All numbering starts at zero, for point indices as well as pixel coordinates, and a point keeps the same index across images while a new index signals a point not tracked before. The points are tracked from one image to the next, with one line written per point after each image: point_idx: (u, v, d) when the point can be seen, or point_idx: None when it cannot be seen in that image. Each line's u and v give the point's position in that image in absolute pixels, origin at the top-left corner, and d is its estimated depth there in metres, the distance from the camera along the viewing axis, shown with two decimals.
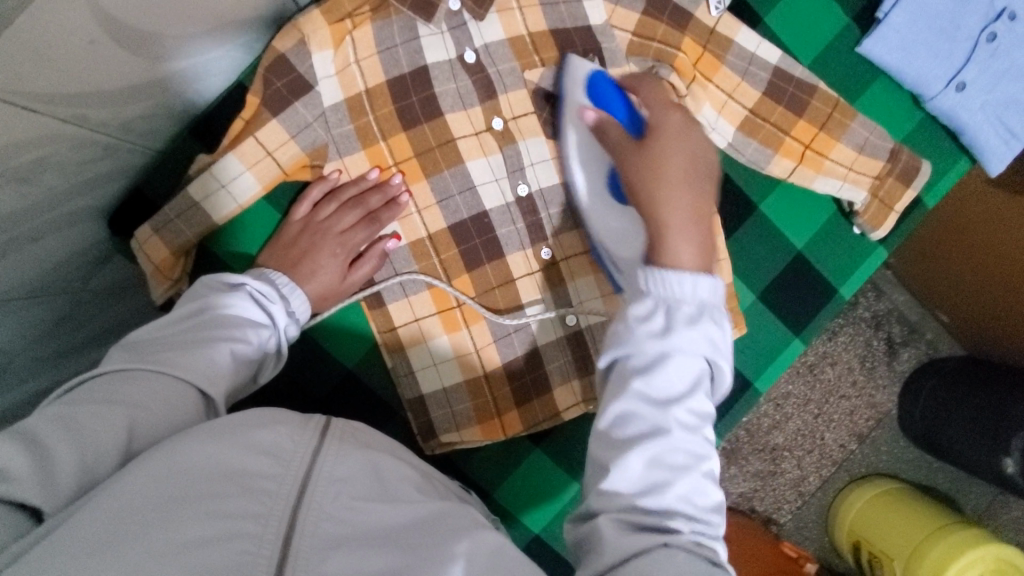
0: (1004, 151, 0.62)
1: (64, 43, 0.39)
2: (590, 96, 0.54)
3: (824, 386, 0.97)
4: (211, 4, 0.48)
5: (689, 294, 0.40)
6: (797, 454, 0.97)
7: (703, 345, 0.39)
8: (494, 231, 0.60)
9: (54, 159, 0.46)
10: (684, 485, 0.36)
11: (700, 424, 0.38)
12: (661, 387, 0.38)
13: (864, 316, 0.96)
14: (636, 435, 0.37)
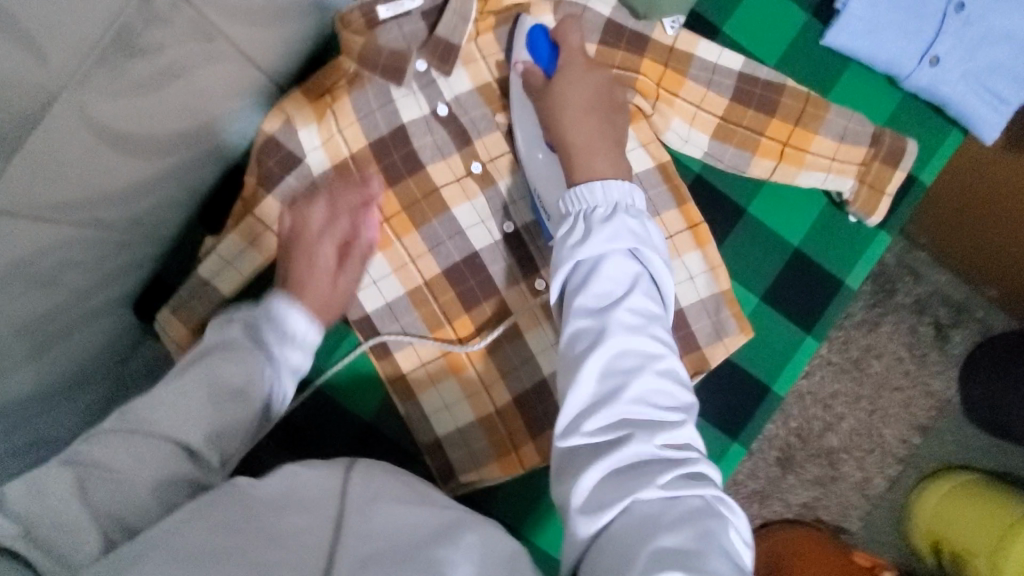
0: (995, 117, 0.61)
1: (69, 158, 0.44)
2: (529, 52, 0.57)
3: (874, 380, 0.93)
4: (199, 101, 0.53)
5: (603, 200, 0.48)
6: (856, 456, 0.93)
7: (624, 243, 0.45)
8: (487, 269, 0.62)
9: (76, 260, 0.51)
10: (637, 381, 0.41)
11: (645, 322, 0.43)
12: (598, 293, 0.44)
13: (906, 303, 0.92)
14: (587, 346, 0.43)
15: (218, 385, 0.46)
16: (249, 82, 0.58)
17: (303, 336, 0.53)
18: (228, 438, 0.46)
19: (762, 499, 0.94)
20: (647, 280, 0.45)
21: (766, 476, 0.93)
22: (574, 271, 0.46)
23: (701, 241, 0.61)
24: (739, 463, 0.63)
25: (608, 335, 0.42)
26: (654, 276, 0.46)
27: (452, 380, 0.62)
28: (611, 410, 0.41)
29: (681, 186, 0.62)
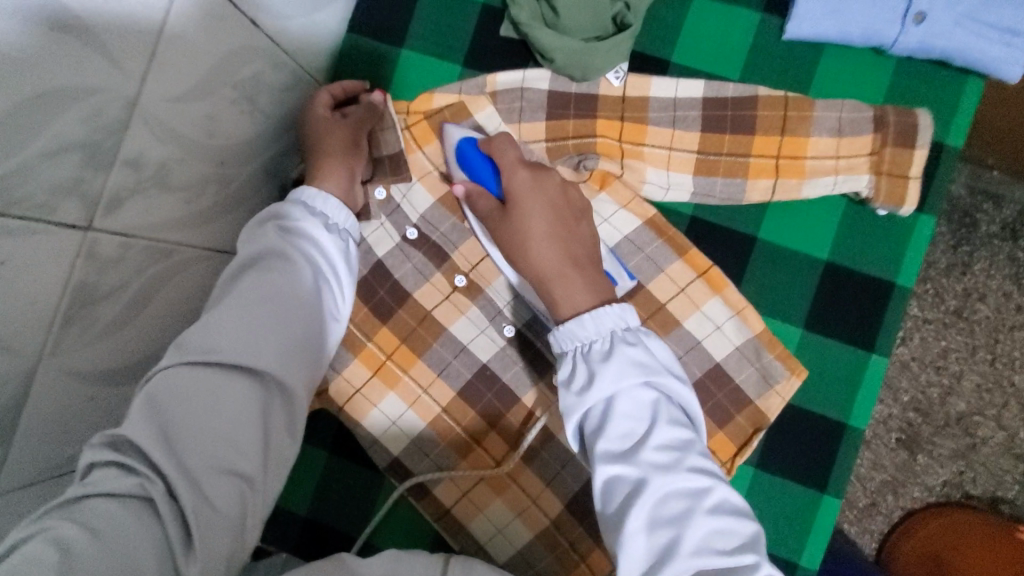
0: (1011, 53, 0.52)
1: (65, 413, 0.45)
2: (463, 168, 0.55)
3: (985, 325, 0.82)
4: (179, 306, 0.53)
5: (598, 334, 0.45)
6: (991, 414, 0.82)
7: (631, 375, 0.43)
8: (501, 378, 0.59)
9: None
10: (691, 531, 0.39)
11: (677, 455, 0.41)
12: (620, 437, 0.42)
13: (994, 233, 0.83)
14: (627, 501, 0.40)
15: (268, 287, 0.45)
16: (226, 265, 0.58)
17: (323, 239, 0.51)
18: (292, 351, 0.45)
19: (897, 490, 0.83)
20: (668, 406, 0.43)
21: (893, 463, 0.83)
22: (587, 414, 0.44)
23: (718, 287, 0.55)
24: (836, 515, 0.55)
25: (645, 484, 0.40)
26: (673, 399, 0.44)
27: (498, 502, 0.59)
28: (674, 572, 0.38)
29: (678, 235, 0.57)
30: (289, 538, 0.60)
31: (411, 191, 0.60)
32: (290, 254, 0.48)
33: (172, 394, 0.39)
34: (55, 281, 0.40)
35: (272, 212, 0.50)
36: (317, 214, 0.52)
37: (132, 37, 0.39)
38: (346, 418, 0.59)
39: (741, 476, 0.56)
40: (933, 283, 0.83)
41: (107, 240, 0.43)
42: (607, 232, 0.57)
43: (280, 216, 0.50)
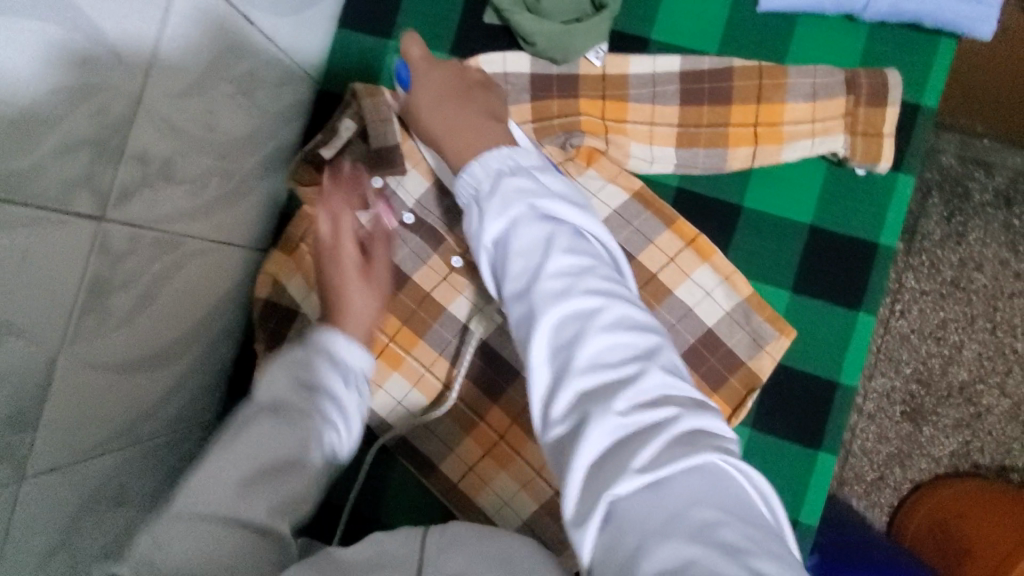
0: (979, 12, 0.54)
1: (88, 399, 0.47)
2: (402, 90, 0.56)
3: (984, 294, 0.85)
4: (191, 298, 0.56)
5: (486, 174, 0.47)
6: (994, 383, 0.85)
7: (523, 209, 0.43)
8: (500, 353, 0.61)
9: (131, 476, 0.56)
10: (583, 342, 0.37)
11: (573, 276, 0.39)
12: (519, 272, 0.41)
13: (987, 200, 0.86)
14: (519, 315, 0.40)
15: (282, 458, 0.40)
16: (231, 258, 0.61)
17: (349, 406, 0.45)
18: (282, 450, 0.40)
19: (903, 462, 0.86)
20: (563, 234, 0.42)
21: (897, 434, 0.86)
22: (494, 258, 0.44)
23: (705, 254, 0.57)
24: (831, 477, 0.56)
25: (540, 313, 0.38)
26: (572, 229, 0.42)
27: (503, 476, 0.60)
28: (570, 390, 0.36)
29: (663, 206, 0.59)
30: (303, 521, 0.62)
31: (405, 179, 0.63)
32: (303, 417, 0.42)
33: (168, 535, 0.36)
34: (72, 272, 0.42)
35: (291, 356, 0.44)
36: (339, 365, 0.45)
37: (136, 35, 0.41)
38: None
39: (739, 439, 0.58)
40: (929, 254, 0.86)
41: (118, 233, 0.45)
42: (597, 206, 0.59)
43: (304, 386, 0.43)
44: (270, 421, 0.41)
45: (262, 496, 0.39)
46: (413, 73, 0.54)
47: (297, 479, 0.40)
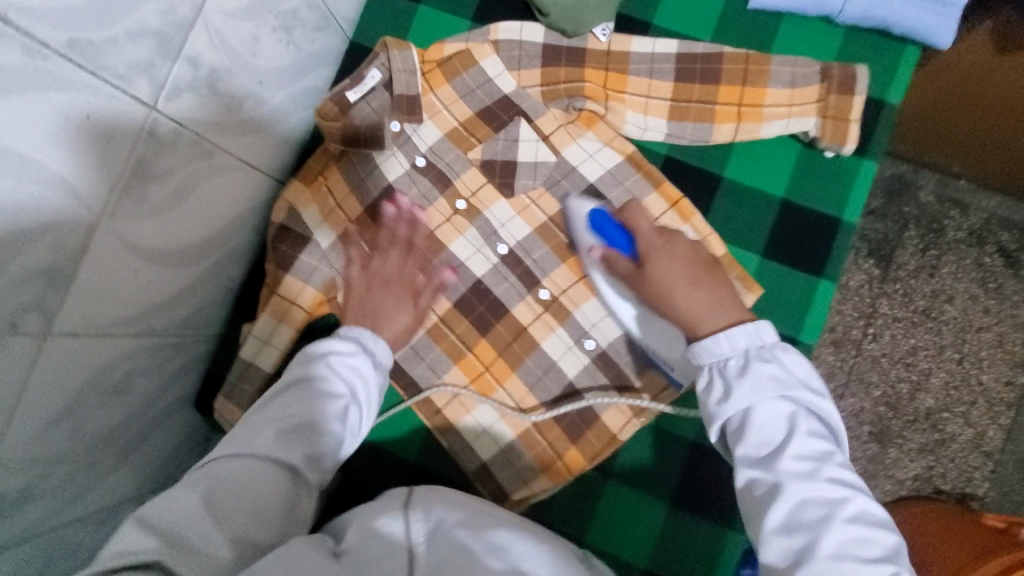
0: (941, 22, 0.61)
1: (118, 279, 0.52)
2: (595, 235, 0.61)
3: (954, 326, 0.99)
4: (216, 210, 0.62)
5: (734, 349, 0.51)
6: (960, 411, 0.98)
7: (770, 387, 0.48)
8: (492, 292, 0.66)
9: (139, 367, 0.59)
10: (828, 540, 0.42)
11: (819, 469, 0.45)
12: (759, 442, 0.47)
13: (960, 237, 0.99)
14: (763, 496, 0.46)
15: (298, 421, 0.50)
16: (255, 182, 0.66)
17: (354, 370, 0.55)
18: (294, 419, 0.50)
19: (865, 480, 1.00)
20: (806, 418, 0.47)
21: (867, 455, 0.99)
22: (729, 424, 0.49)
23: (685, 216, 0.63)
24: None
25: (783, 506, 0.44)
26: (813, 413, 0.48)
27: (484, 404, 0.64)
28: (814, 568, 0.42)
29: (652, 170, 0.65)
30: None
31: (419, 127, 0.68)
32: (330, 384, 0.53)
33: (211, 474, 0.45)
34: (122, 150, 0.47)
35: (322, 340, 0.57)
36: (339, 356, 0.55)
37: None
38: None
39: None
40: (905, 283, 1.00)
41: (164, 125, 0.51)
42: (592, 165, 0.66)
43: (326, 352, 0.55)
44: (296, 389, 0.52)
45: (289, 450, 0.48)
46: (643, 241, 0.59)
47: (323, 442, 0.50)
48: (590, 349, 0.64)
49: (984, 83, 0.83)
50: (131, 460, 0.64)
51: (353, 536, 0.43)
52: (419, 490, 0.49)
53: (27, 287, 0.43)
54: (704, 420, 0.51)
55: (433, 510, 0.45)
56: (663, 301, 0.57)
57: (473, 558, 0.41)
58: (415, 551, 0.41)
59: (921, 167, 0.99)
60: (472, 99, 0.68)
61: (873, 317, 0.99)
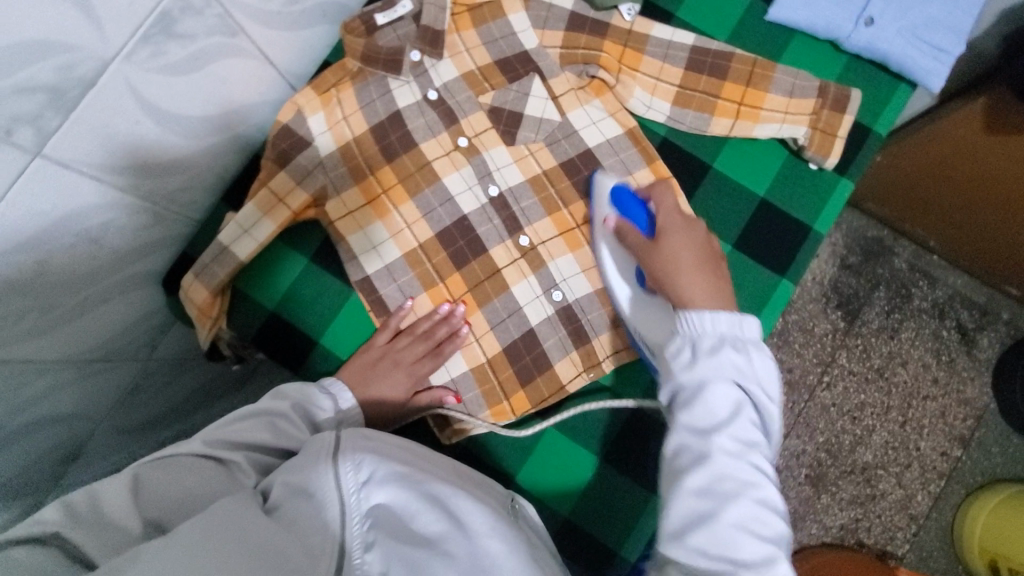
0: (938, 66, 0.66)
1: (117, 125, 0.53)
2: (615, 207, 0.62)
3: (903, 390, 1.11)
4: (226, 91, 0.63)
5: (713, 331, 0.51)
6: (894, 471, 1.09)
7: (730, 370, 0.49)
8: (475, 230, 0.68)
9: (115, 223, 0.60)
10: (734, 511, 0.44)
11: (746, 450, 0.47)
12: (703, 415, 0.48)
13: (924, 307, 1.13)
14: (690, 464, 0.47)
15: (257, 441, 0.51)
16: (268, 78, 0.68)
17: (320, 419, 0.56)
18: (249, 437, 0.51)
19: (796, 521, 1.09)
20: (752, 408, 0.49)
21: (799, 495, 1.09)
22: (681, 389, 0.51)
23: (671, 194, 0.66)
24: None
25: (702, 476, 0.46)
26: (759, 406, 0.49)
27: (445, 333, 0.66)
28: (710, 533, 0.44)
29: (649, 147, 0.68)
30: (253, 329, 0.69)
31: (438, 64, 0.70)
32: (297, 425, 0.54)
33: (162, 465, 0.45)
34: None
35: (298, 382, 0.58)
36: (308, 397, 0.57)
37: None
38: (333, 232, 0.68)
39: None
40: (866, 340, 1.13)
41: None
42: (592, 131, 0.69)
43: (303, 391, 0.57)
44: (257, 415, 0.53)
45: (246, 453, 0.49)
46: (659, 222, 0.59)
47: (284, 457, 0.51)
48: (556, 301, 0.66)
49: (964, 156, 0.87)
50: (87, 316, 0.64)
51: (285, 492, 0.43)
52: (346, 433, 0.49)
53: (28, 96, 0.44)
54: (664, 384, 0.52)
55: (364, 460, 0.46)
56: (659, 279, 0.57)
57: (407, 516, 0.45)
58: (347, 505, 0.43)
59: (907, 205, 1.06)
60: (494, 48, 0.70)
61: (830, 366, 1.12)
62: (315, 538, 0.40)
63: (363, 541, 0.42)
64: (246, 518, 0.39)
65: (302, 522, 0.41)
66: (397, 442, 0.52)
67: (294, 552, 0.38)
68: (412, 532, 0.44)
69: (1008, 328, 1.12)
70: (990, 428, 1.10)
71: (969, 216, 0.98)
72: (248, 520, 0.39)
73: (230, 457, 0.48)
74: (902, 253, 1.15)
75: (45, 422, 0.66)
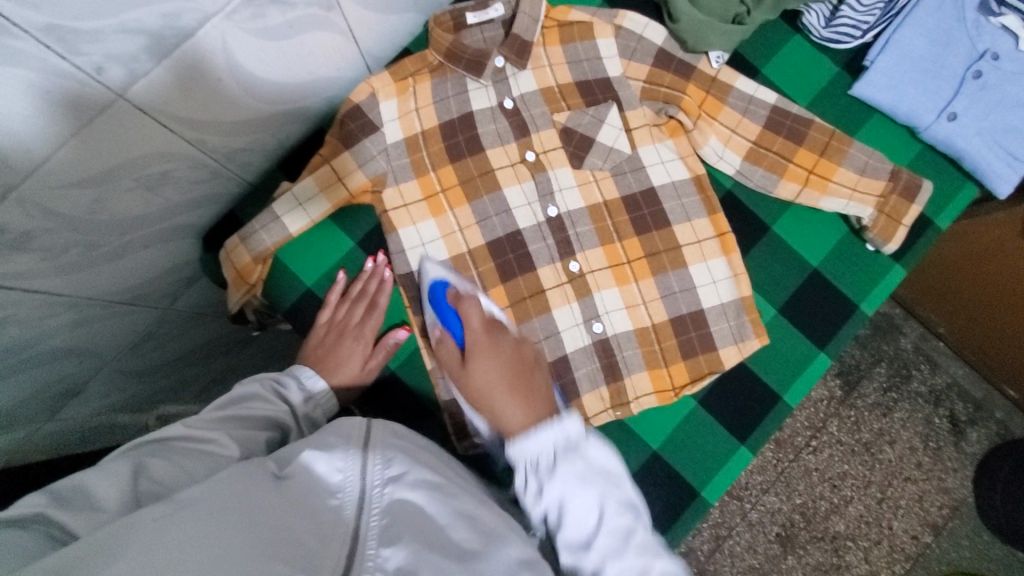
0: (1008, 173, 0.66)
1: (200, 80, 0.52)
2: (434, 311, 0.62)
3: (885, 467, 1.12)
4: (308, 63, 0.62)
5: (543, 448, 0.49)
6: (863, 545, 1.10)
7: (551, 438, 0.50)
8: (527, 246, 0.68)
9: (174, 174, 0.59)
10: (593, 509, 0.48)
11: (592, 484, 0.48)
12: (543, 495, 0.48)
13: (921, 390, 1.13)
14: (557, 517, 0.49)
15: (238, 418, 0.51)
16: (349, 56, 0.66)
17: (292, 399, 0.57)
18: (224, 416, 0.51)
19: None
20: (584, 451, 0.49)
21: (766, 552, 1.10)
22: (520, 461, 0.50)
23: (727, 248, 0.66)
24: (744, 468, 0.65)
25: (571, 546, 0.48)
26: (592, 452, 0.49)
27: None
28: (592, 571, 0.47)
29: (713, 197, 0.68)
30: (286, 303, 0.70)
31: (519, 74, 0.70)
32: (272, 403, 0.55)
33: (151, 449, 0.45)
34: None
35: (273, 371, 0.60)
36: (277, 382, 0.58)
37: None
38: (386, 222, 0.68)
39: (682, 404, 0.66)
40: (859, 414, 1.13)
41: None
42: (660, 170, 0.69)
43: (271, 376, 0.58)
44: (232, 402, 0.53)
45: (224, 432, 0.49)
46: (471, 344, 0.56)
47: (263, 434, 0.51)
48: (596, 333, 0.66)
49: (998, 259, 0.88)
50: (125, 259, 0.63)
51: (297, 463, 0.42)
52: (377, 424, 0.48)
53: (129, 37, 0.43)
54: (515, 469, 0.51)
55: (395, 459, 0.45)
56: (471, 394, 0.55)
57: (433, 522, 0.41)
58: (368, 496, 0.41)
59: (935, 294, 1.06)
60: (577, 68, 0.69)
61: (820, 432, 1.13)
62: (328, 516, 0.38)
63: (379, 532, 0.38)
64: (251, 491, 0.38)
65: (314, 499, 0.39)
66: (429, 451, 0.50)
67: (302, 529, 0.36)
68: (445, 537, 0.40)
69: (997, 427, 1.12)
70: (963, 520, 1.09)
71: (990, 319, 0.99)
72: (251, 493, 0.37)
73: (210, 436, 0.48)
74: (910, 334, 1.15)
75: (62, 357, 0.65)
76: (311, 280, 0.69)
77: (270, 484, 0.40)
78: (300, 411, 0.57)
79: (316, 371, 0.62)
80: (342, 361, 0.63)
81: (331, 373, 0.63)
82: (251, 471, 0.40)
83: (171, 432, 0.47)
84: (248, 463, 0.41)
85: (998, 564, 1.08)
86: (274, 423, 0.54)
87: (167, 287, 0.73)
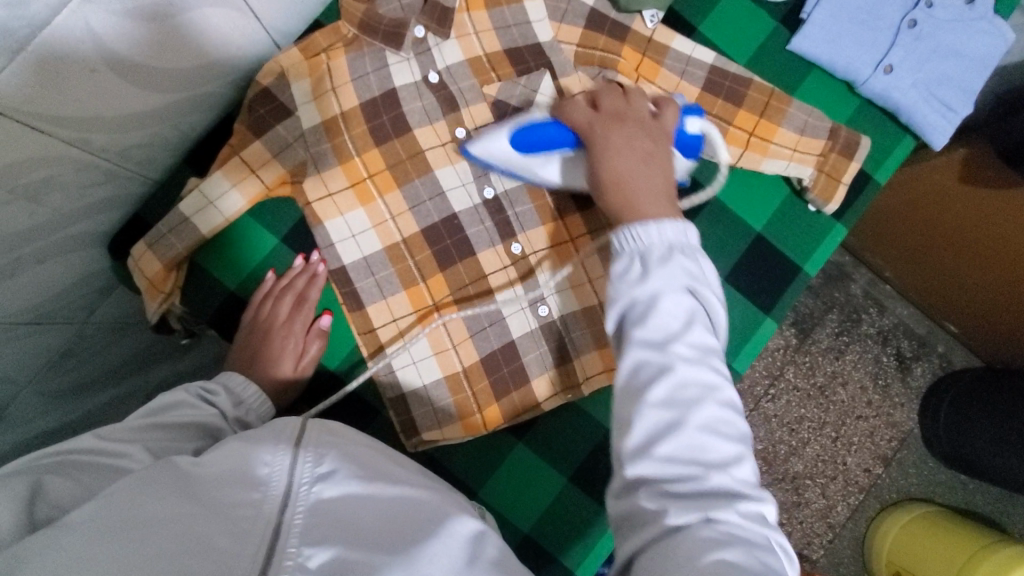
0: (942, 123, 0.66)
1: (68, 73, 0.46)
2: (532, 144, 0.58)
3: (838, 408, 1.16)
4: (200, 44, 0.55)
5: (657, 241, 0.46)
6: (820, 482, 1.14)
7: (686, 278, 0.44)
8: (464, 231, 0.64)
9: (60, 180, 0.53)
10: (692, 376, 0.41)
11: (709, 354, 0.43)
12: (657, 327, 0.43)
13: (871, 332, 1.17)
14: (654, 386, 0.41)
15: (164, 426, 0.48)
16: (251, 32, 0.60)
17: (220, 404, 0.54)
18: (144, 426, 0.47)
19: None
20: (704, 315, 0.44)
21: None
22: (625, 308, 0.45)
23: None
24: None
25: (683, 342, 0.42)
26: (708, 316, 0.45)
27: (421, 335, 0.63)
28: (677, 442, 0.40)
29: None
30: (210, 308, 0.65)
31: (443, 44, 0.64)
32: (197, 407, 0.51)
33: (65, 461, 0.41)
34: None
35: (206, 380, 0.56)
36: (201, 387, 0.54)
37: None
38: (311, 215, 0.63)
39: None
40: (813, 359, 1.16)
41: None
42: None
43: (196, 383, 0.54)
44: (155, 412, 0.50)
45: (142, 443, 0.45)
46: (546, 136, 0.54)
47: (190, 442, 0.48)
48: (542, 316, 0.64)
49: (934, 198, 0.90)
50: (19, 277, 0.56)
51: (218, 453, 0.40)
52: (312, 423, 0.45)
53: None
54: (606, 308, 0.46)
55: (327, 455, 0.41)
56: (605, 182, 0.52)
57: (360, 514, 0.38)
58: (293, 496, 0.38)
59: (877, 239, 1.08)
60: (504, 34, 0.64)
61: (778, 379, 1.16)
62: (246, 513, 0.36)
63: (303, 530, 0.36)
64: (160, 495, 0.35)
65: (232, 495, 0.37)
66: (370, 446, 0.47)
67: (216, 531, 0.34)
68: (373, 531, 0.37)
69: (941, 360, 1.17)
70: (910, 450, 1.15)
71: (928, 257, 1.01)
72: (158, 501, 0.35)
73: (123, 449, 0.44)
74: (859, 280, 1.18)
75: None
76: (235, 284, 0.65)
77: (185, 482, 0.37)
78: (231, 415, 0.54)
79: (245, 377, 0.58)
80: (273, 365, 0.60)
81: (261, 376, 0.59)
82: (159, 470, 0.38)
83: (79, 444, 0.43)
84: (154, 465, 0.38)
85: (942, 488, 1.15)
86: (204, 428, 0.50)
87: (76, 296, 0.67)
